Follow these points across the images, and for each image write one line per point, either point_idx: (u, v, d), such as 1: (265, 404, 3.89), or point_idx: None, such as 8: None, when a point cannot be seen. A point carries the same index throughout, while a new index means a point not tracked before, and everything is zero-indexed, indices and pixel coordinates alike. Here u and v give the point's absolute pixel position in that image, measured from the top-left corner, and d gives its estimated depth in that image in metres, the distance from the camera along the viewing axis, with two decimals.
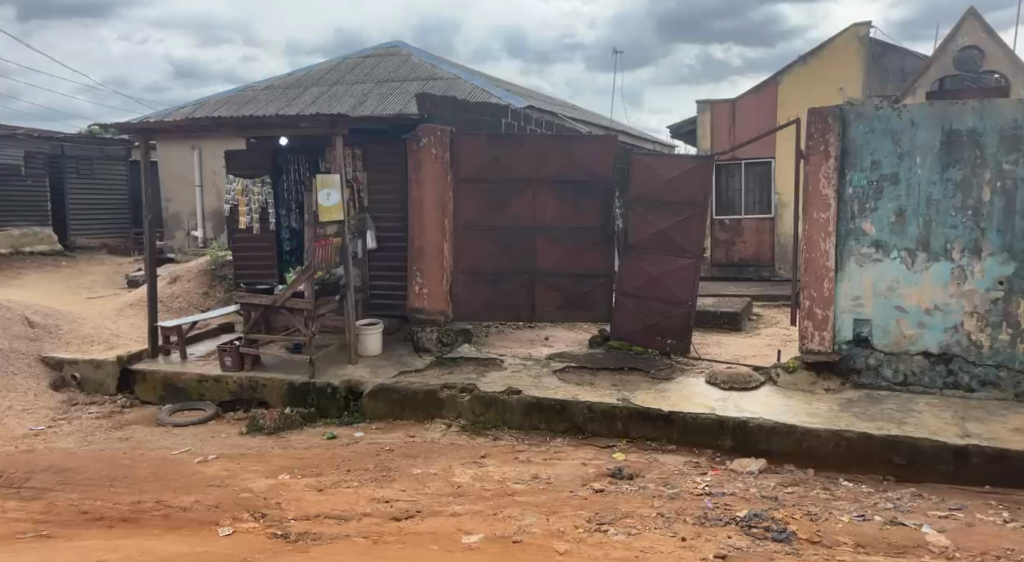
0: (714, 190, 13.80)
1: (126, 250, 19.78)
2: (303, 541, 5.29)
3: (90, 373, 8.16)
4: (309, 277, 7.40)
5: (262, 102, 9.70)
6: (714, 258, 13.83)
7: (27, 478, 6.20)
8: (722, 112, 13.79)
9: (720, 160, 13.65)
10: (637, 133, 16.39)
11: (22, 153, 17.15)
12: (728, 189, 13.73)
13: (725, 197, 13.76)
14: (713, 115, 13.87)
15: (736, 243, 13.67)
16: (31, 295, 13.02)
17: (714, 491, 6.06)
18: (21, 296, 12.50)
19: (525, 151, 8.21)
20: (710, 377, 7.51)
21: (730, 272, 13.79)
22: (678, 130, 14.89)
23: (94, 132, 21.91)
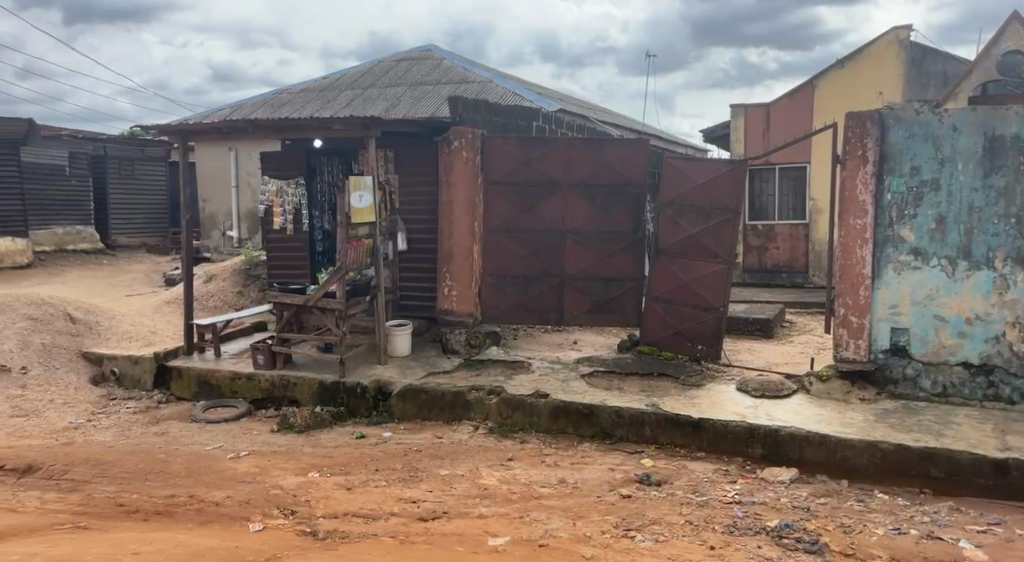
0: (748, 195, 13.68)
1: (164, 249, 20.21)
2: (332, 540, 5.35)
3: (128, 368, 8.36)
4: (341, 277, 7.49)
5: (297, 104, 9.85)
6: (746, 263, 13.67)
7: (66, 470, 6.35)
8: (756, 116, 13.65)
9: (754, 165, 13.53)
10: (669, 137, 16.31)
11: (67, 153, 17.50)
12: (761, 194, 13.61)
13: (758, 202, 13.63)
14: (747, 119, 13.75)
15: (769, 249, 13.51)
16: (72, 292, 13.35)
17: (744, 500, 5.99)
18: (63, 293, 12.82)
19: (557, 154, 8.22)
20: (741, 384, 7.42)
21: (762, 278, 13.62)
22: (711, 134, 14.77)
23: (135, 134, 22.46)
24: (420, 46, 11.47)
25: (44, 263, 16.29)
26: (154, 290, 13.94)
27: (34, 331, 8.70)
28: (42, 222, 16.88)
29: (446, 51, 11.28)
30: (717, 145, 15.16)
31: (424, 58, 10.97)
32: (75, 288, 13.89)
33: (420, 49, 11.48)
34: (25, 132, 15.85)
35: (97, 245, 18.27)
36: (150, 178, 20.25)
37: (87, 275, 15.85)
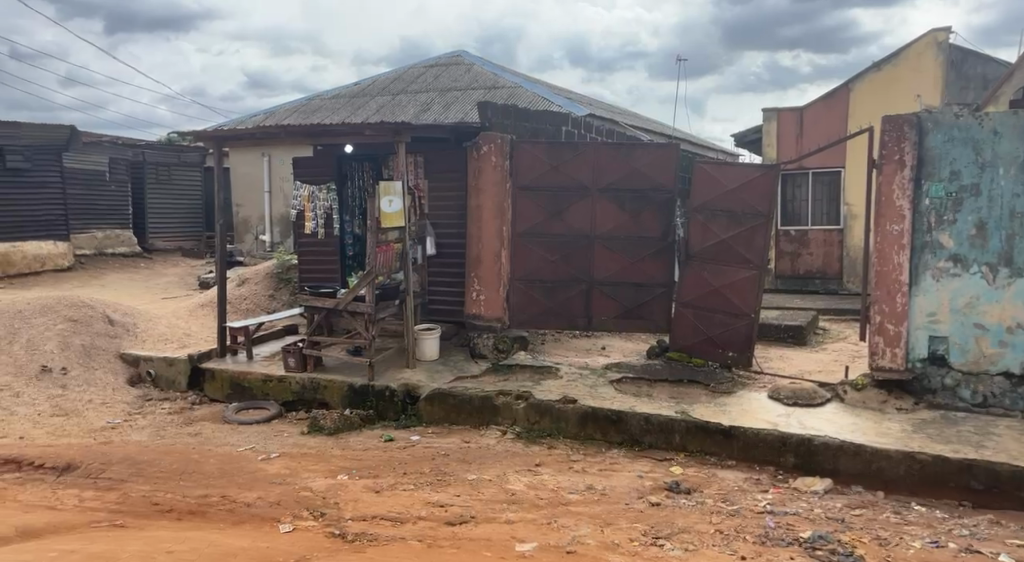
0: (780, 200, 13.52)
1: (200, 253, 20.58)
2: (360, 542, 5.39)
3: (163, 369, 8.53)
4: (370, 281, 7.56)
5: (329, 110, 9.98)
6: (779, 270, 13.50)
7: (104, 469, 6.49)
8: (789, 121, 13.50)
9: (787, 170, 13.34)
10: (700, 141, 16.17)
11: (107, 160, 17.99)
12: (794, 200, 13.43)
13: (790, 207, 13.46)
14: (780, 123, 13.58)
15: (802, 255, 13.31)
16: (111, 294, 13.66)
17: (776, 510, 5.90)
18: (101, 295, 13.13)
19: (587, 159, 8.22)
20: (773, 392, 7.32)
21: (795, 285, 13.43)
22: (744, 139, 14.60)
23: (173, 141, 22.96)
24: (451, 52, 11.53)
25: (85, 267, 16.72)
26: (188, 292, 14.22)
27: (74, 332, 8.92)
28: (83, 226, 17.27)
29: (476, 57, 11.33)
30: (750, 150, 14.99)
31: (454, 64, 11.02)
32: (114, 291, 14.23)
33: (450, 54, 11.55)
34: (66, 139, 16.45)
35: (135, 248, 18.67)
36: (186, 182, 20.62)
37: (125, 278, 16.22)
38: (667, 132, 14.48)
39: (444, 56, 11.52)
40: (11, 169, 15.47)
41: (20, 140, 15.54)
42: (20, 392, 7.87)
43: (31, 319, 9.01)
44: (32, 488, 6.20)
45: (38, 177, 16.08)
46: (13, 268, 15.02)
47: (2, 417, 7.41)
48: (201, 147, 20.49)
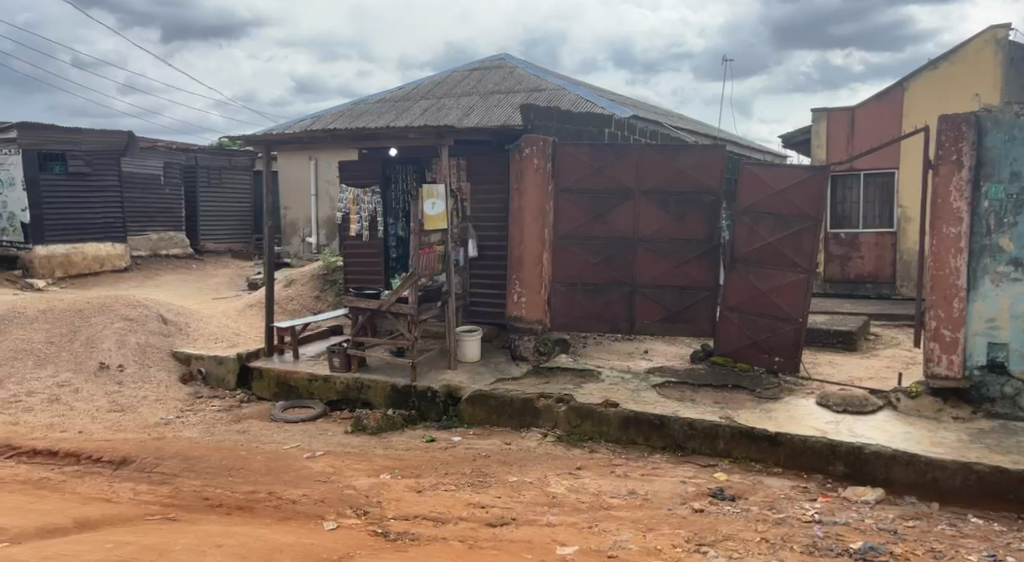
0: (829, 202, 13.20)
1: (249, 255, 21.04)
2: (402, 541, 5.45)
3: (213, 368, 8.75)
4: (413, 283, 7.66)
5: (374, 114, 10.12)
6: (829, 273, 13.18)
7: (157, 463, 6.70)
8: (839, 121, 13.21)
9: (837, 171, 13.03)
10: (746, 143, 15.91)
11: (162, 164, 18.63)
12: (844, 202, 13.10)
13: (840, 209, 13.14)
14: (830, 123, 13.30)
15: (853, 258, 12.98)
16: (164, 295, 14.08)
17: (824, 520, 5.76)
18: (154, 295, 13.54)
19: (630, 161, 8.16)
20: (822, 399, 7.16)
21: (846, 289, 13.09)
22: (792, 140, 14.29)
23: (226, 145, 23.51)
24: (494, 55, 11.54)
25: (140, 267, 17.38)
26: (237, 293, 14.55)
27: (130, 331, 9.22)
28: (138, 228, 17.93)
29: (520, 60, 11.33)
30: (801, 152, 14.67)
31: (497, 67, 11.04)
32: (167, 291, 14.68)
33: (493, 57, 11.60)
34: (126, 144, 16.63)
35: (188, 250, 19.18)
36: (236, 186, 21.09)
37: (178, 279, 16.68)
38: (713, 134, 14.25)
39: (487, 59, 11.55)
40: (74, 173, 15.83)
41: (82, 147, 15.95)
42: (79, 388, 8.18)
43: (90, 317, 9.34)
44: (90, 481, 6.43)
45: (98, 180, 16.39)
46: (74, 269, 15.78)
47: (63, 412, 7.71)
48: (251, 151, 20.93)
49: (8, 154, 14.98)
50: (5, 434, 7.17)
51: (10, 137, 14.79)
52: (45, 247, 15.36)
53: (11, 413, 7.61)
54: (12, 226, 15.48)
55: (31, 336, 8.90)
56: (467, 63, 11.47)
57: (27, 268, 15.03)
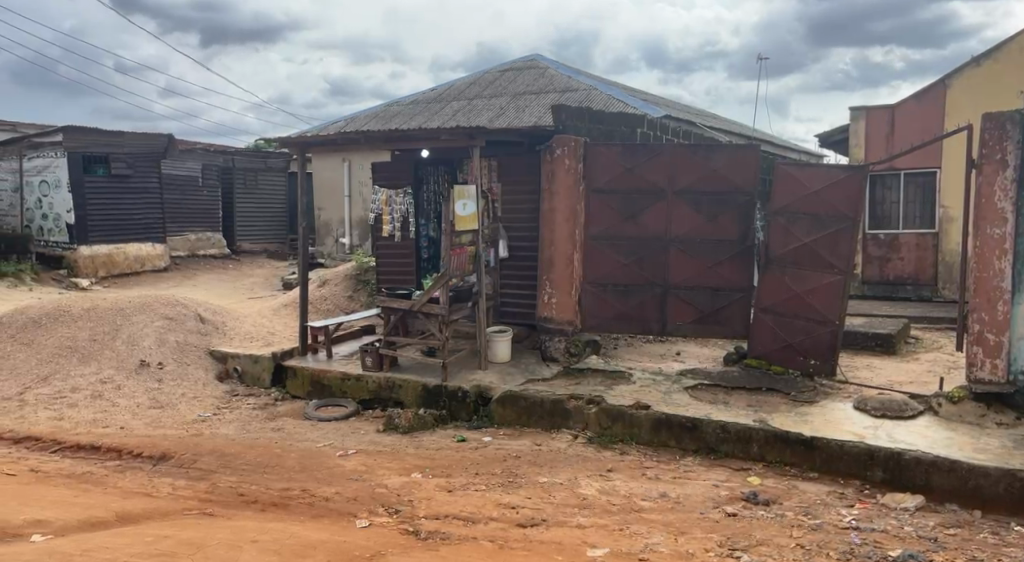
0: (868, 203, 12.95)
1: (285, 255, 21.37)
2: (433, 540, 5.48)
3: (249, 366, 8.90)
4: (444, 284, 7.71)
5: (407, 116, 10.19)
6: (867, 275, 12.94)
7: (195, 459, 6.84)
8: (879, 119, 12.94)
9: (876, 171, 12.79)
10: (782, 142, 15.68)
11: (200, 165, 18.98)
12: (883, 202, 12.85)
13: (879, 210, 12.89)
14: (869, 122, 13.04)
15: (892, 259, 12.71)
16: (203, 294, 14.37)
17: (862, 526, 5.65)
18: (192, 295, 13.82)
19: (662, 161, 8.10)
20: (860, 403, 7.02)
21: (884, 290, 12.83)
22: (830, 139, 14.04)
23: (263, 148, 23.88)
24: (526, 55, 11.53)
25: (179, 267, 17.74)
26: (272, 293, 14.79)
27: (169, 330, 9.43)
28: (177, 229, 18.36)
29: (552, 60, 11.30)
30: (839, 151, 14.41)
31: (530, 68, 11.03)
32: (205, 291, 14.97)
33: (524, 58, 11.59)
34: (164, 146, 16.99)
35: (224, 251, 19.48)
36: (273, 187, 21.44)
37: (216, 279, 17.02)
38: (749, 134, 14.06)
39: (519, 59, 11.54)
40: (115, 176, 16.25)
41: (125, 149, 16.33)
42: (121, 385, 8.39)
43: (131, 315, 9.56)
44: (131, 476, 6.59)
45: (139, 182, 16.75)
46: (116, 269, 16.21)
47: (105, 408, 7.92)
48: (288, 153, 21.24)
49: (55, 157, 15.54)
50: (50, 429, 7.39)
51: (57, 140, 15.41)
52: (88, 247, 15.79)
53: (56, 409, 7.84)
54: (57, 227, 15.95)
55: (75, 333, 9.15)
56: (499, 64, 11.48)
57: (71, 267, 15.50)
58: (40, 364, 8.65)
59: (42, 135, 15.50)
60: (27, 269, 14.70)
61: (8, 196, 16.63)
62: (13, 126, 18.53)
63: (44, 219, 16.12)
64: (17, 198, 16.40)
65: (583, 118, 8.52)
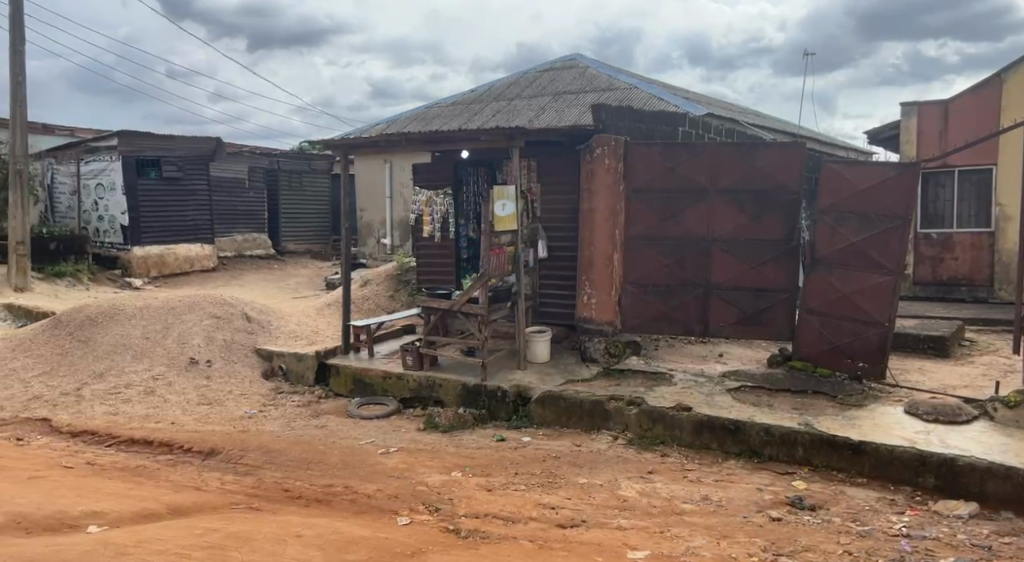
0: (919, 202, 12.60)
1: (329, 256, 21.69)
2: (473, 538, 5.51)
3: (293, 364, 9.07)
4: (484, 283, 7.76)
5: (447, 116, 10.25)
6: (919, 276, 12.57)
7: (242, 455, 6.99)
8: (931, 116, 12.54)
9: (928, 169, 12.41)
10: (829, 139, 15.34)
11: (246, 168, 19.38)
12: (936, 201, 12.47)
13: (931, 209, 12.51)
14: (921, 119, 12.64)
15: (945, 259, 12.32)
16: (251, 294, 14.70)
17: (913, 533, 5.49)
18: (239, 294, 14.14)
19: (705, 160, 7.99)
20: (911, 407, 6.82)
21: (937, 291, 12.45)
22: (879, 136, 13.67)
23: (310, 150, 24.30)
24: (567, 55, 11.46)
25: (227, 267, 18.16)
26: (316, 293, 15.03)
27: (217, 328, 9.68)
28: (225, 230, 18.79)
29: (592, 60, 11.23)
30: (890, 148, 14.02)
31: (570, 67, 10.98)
32: (253, 290, 15.29)
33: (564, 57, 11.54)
34: (213, 149, 17.44)
35: (270, 251, 19.88)
36: (317, 188, 21.82)
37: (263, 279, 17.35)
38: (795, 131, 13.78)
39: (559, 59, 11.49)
40: (167, 178, 16.76)
41: (176, 153, 16.83)
42: (172, 382, 8.64)
43: (182, 314, 9.83)
44: (182, 470, 6.78)
45: (188, 184, 17.25)
46: (167, 269, 16.68)
47: (157, 404, 8.17)
48: (330, 155, 21.60)
49: (110, 161, 16.11)
50: (105, 424, 7.66)
51: (113, 144, 15.99)
52: (142, 248, 16.31)
53: (111, 404, 8.11)
54: (112, 228, 16.52)
55: (128, 331, 9.45)
56: (540, 64, 11.45)
57: (126, 267, 16.03)
58: (96, 361, 8.96)
59: (98, 139, 16.08)
60: (86, 268, 15.26)
61: (65, 198, 17.24)
62: (73, 132, 19.18)
63: (100, 220, 16.71)
64: (74, 200, 17.00)
65: (622, 116, 8.44)
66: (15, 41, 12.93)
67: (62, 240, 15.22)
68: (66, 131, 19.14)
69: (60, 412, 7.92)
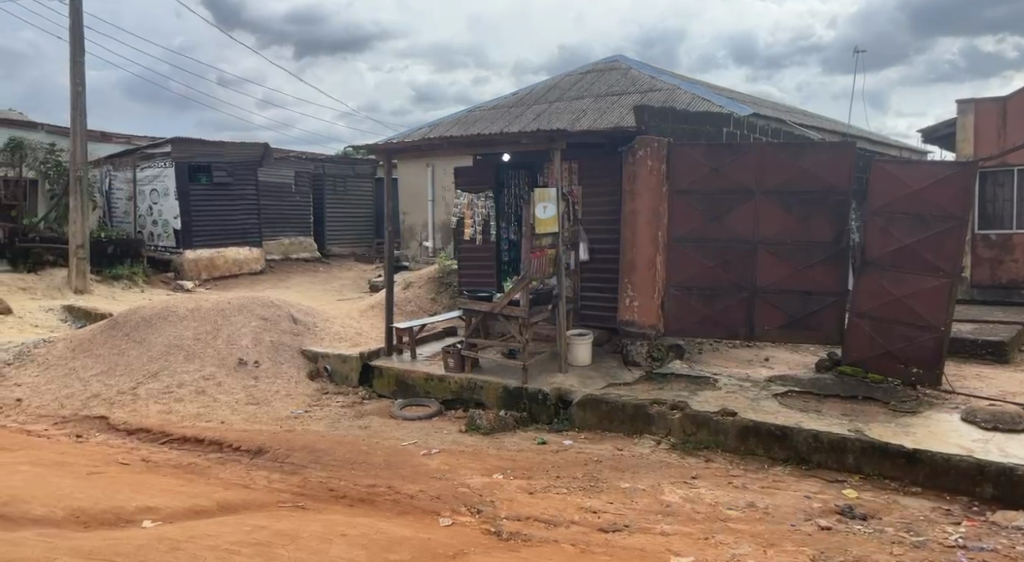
0: (976, 201, 12.15)
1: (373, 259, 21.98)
2: (515, 541, 5.51)
3: (337, 365, 9.20)
4: (525, 286, 7.77)
5: (490, 119, 10.28)
6: (976, 279, 12.13)
7: (289, 454, 7.12)
8: (988, 112, 12.09)
9: (986, 168, 11.97)
10: (881, 138, 14.93)
11: (293, 172, 19.78)
12: (994, 200, 12.01)
13: (989, 209, 12.06)
14: (977, 115, 12.20)
15: (1005, 261, 11.86)
16: (296, 297, 14.96)
17: (970, 545, 5.29)
18: (285, 297, 14.41)
19: (750, 161, 7.86)
20: (968, 414, 6.59)
21: (995, 295, 11.99)
22: (934, 134, 13.25)
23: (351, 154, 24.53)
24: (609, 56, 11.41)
25: (274, 270, 18.53)
26: (360, 295, 15.22)
27: (265, 330, 9.89)
28: (273, 233, 19.14)
29: (634, 61, 11.14)
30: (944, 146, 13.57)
31: (611, 69, 10.91)
32: (299, 293, 15.58)
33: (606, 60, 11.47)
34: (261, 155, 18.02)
35: (315, 253, 20.23)
36: (362, 193, 22.16)
37: (309, 282, 17.64)
38: (845, 130, 13.45)
39: (601, 60, 11.44)
40: (217, 184, 17.33)
41: (224, 160, 17.37)
42: (222, 382, 8.86)
43: (231, 316, 10.07)
44: (231, 468, 6.94)
45: (238, 190, 17.79)
46: (218, 272, 17.08)
47: (208, 403, 8.38)
48: (374, 159, 21.91)
49: (163, 167, 16.67)
50: (160, 422, 7.89)
51: (166, 151, 16.54)
52: (192, 251, 16.77)
53: (164, 403, 8.36)
54: (165, 232, 17.05)
55: (181, 332, 9.71)
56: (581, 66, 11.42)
57: (177, 269, 16.47)
58: (151, 361, 9.24)
59: (153, 146, 16.63)
60: (141, 271, 15.72)
61: (123, 204, 17.81)
62: (130, 140, 19.82)
63: (154, 225, 17.25)
64: (130, 205, 17.55)
65: (666, 117, 8.35)
66: (75, 53, 13.43)
67: (119, 243, 15.52)
68: (125, 138, 19.75)
69: (116, 410, 8.19)
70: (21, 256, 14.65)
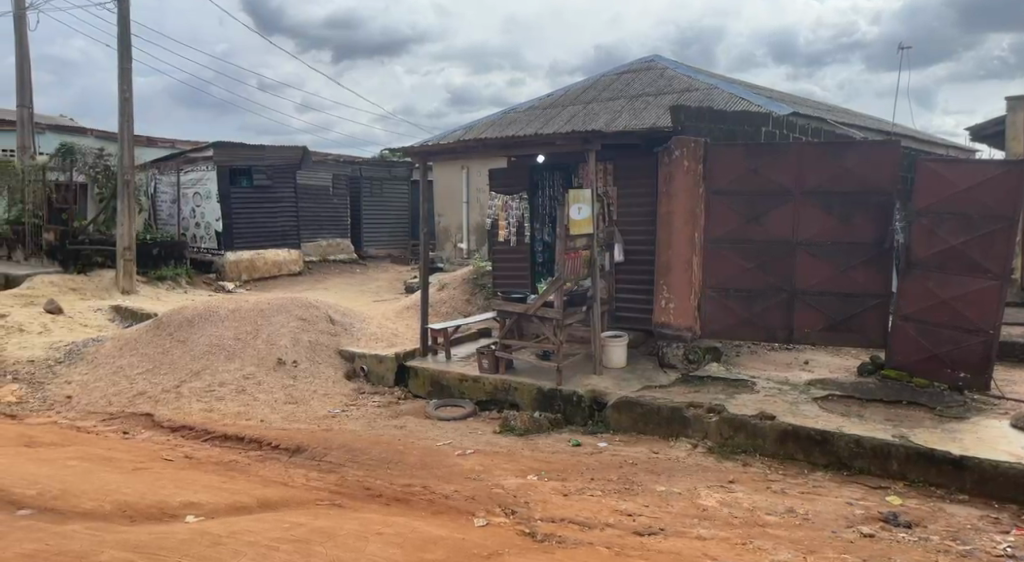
0: None
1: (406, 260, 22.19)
2: (549, 543, 5.49)
3: (373, 365, 9.30)
4: (559, 288, 7.76)
5: (524, 121, 10.29)
6: None
7: (326, 453, 7.21)
8: None
9: None
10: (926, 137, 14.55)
11: (331, 176, 19.96)
12: None
13: None
14: None
15: None
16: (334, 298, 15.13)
17: (1019, 555, 5.13)
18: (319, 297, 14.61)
19: (790, 160, 7.72)
20: (1018, 421, 6.36)
21: None
22: (982, 132, 12.86)
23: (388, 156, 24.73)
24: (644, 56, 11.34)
25: (313, 271, 18.77)
26: (395, 296, 15.33)
27: (303, 330, 10.04)
28: (311, 235, 19.37)
29: (669, 60, 11.03)
30: (992, 144, 13.17)
31: (648, 68, 10.84)
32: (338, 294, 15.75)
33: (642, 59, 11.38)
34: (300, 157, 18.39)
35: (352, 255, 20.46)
36: (397, 195, 22.34)
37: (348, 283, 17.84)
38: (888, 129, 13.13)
39: (637, 60, 11.36)
40: (258, 186, 17.83)
41: (264, 163, 17.80)
42: (261, 381, 9.01)
43: (270, 316, 10.26)
44: (270, 465, 7.06)
45: (277, 193, 18.28)
46: (258, 273, 17.35)
47: (247, 402, 8.54)
48: (410, 162, 22.06)
49: (206, 171, 17.09)
50: (202, 420, 8.06)
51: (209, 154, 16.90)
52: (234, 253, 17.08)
53: (206, 401, 8.54)
54: (208, 234, 17.44)
55: (222, 332, 9.92)
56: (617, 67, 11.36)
57: (220, 270, 16.78)
58: (193, 360, 9.45)
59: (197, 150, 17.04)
60: (184, 271, 16.09)
61: (169, 206, 18.25)
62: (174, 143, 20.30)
63: (198, 227, 17.67)
64: (175, 207, 18.02)
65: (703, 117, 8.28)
66: (124, 59, 13.79)
67: (163, 245, 15.81)
68: (172, 143, 20.25)
69: (161, 408, 8.39)
70: (71, 258, 15.53)
